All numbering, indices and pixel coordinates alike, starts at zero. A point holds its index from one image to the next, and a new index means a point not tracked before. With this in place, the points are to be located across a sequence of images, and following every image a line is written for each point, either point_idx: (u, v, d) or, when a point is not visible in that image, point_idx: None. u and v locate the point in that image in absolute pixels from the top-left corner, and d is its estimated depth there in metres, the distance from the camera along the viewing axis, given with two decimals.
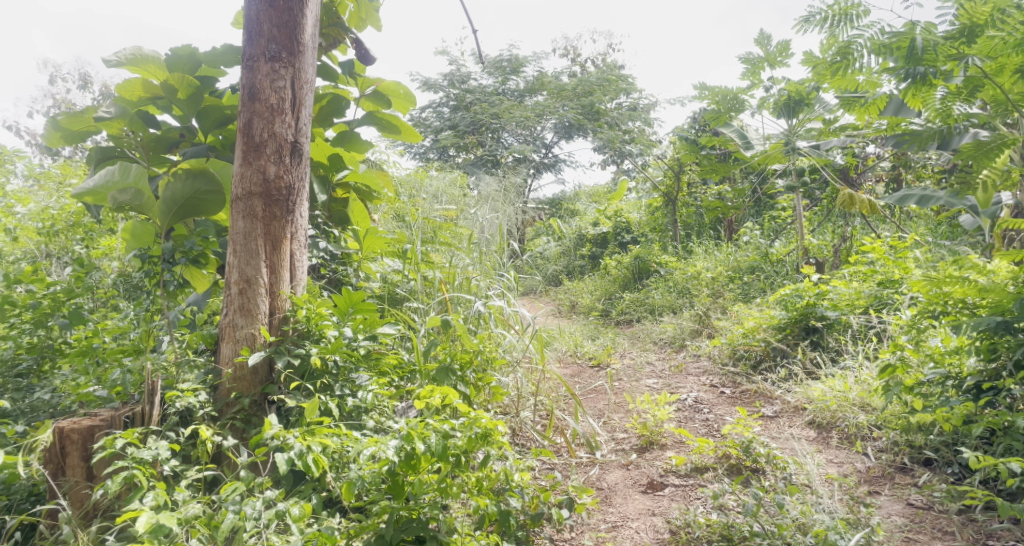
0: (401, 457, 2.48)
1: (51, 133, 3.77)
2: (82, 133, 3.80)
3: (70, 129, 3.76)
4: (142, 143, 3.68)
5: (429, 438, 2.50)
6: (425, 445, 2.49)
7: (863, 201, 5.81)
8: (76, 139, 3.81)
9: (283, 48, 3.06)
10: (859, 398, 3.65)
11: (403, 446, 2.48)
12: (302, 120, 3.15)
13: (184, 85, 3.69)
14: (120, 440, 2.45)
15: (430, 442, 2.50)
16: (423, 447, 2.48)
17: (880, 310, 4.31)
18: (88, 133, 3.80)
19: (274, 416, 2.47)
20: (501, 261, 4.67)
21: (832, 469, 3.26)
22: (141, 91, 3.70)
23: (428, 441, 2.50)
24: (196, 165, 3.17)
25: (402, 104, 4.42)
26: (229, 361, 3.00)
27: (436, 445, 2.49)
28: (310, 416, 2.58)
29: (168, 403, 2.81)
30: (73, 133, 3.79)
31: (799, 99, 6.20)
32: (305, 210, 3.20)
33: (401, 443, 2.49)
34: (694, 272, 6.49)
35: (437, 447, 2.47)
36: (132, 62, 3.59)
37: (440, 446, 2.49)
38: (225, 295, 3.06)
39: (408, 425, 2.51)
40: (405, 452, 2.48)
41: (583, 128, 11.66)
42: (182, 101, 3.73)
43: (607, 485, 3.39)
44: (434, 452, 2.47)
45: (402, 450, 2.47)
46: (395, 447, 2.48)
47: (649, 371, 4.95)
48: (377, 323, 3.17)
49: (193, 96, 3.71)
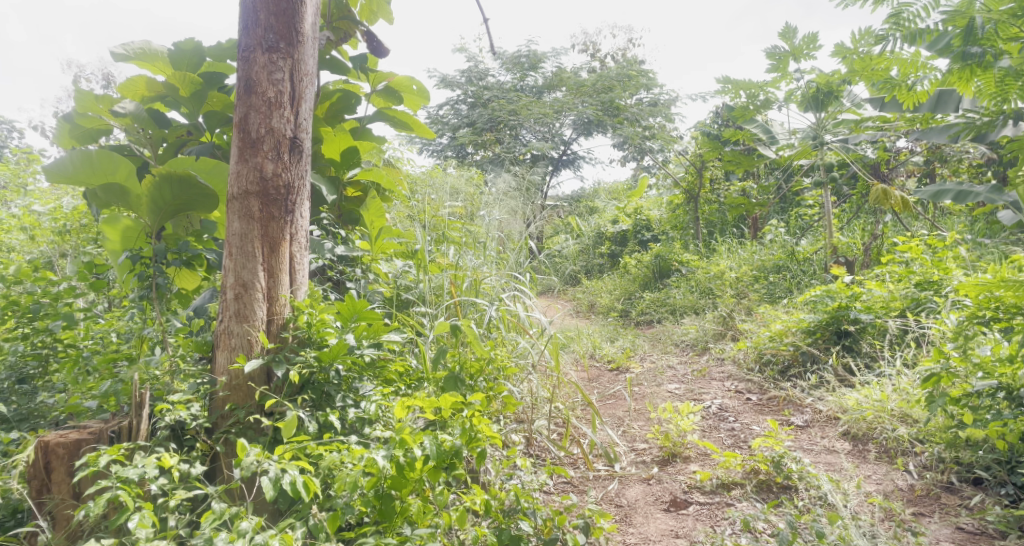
0: (393, 467, 2.31)
1: (64, 130, 3.69)
2: (94, 132, 3.69)
3: (82, 126, 3.66)
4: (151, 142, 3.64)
5: (424, 442, 2.33)
6: (420, 450, 2.32)
7: (897, 198, 5.53)
8: (87, 138, 3.70)
9: (281, 38, 2.87)
10: (899, 408, 3.41)
11: (394, 455, 2.31)
12: (302, 115, 2.97)
13: (187, 82, 3.57)
14: (105, 457, 2.27)
15: (425, 447, 2.33)
16: (418, 452, 2.31)
17: (918, 313, 4.08)
18: (99, 132, 3.70)
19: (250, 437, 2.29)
20: (517, 261, 4.52)
21: (871, 488, 3.04)
22: (144, 90, 3.65)
23: (423, 446, 2.34)
24: (179, 170, 3.01)
25: (414, 99, 4.26)
26: (225, 371, 2.82)
27: (431, 448, 2.33)
28: (289, 434, 2.40)
29: (157, 416, 2.64)
30: (83, 132, 3.68)
31: (828, 91, 5.86)
32: (307, 210, 3.02)
33: (391, 452, 2.32)
34: (717, 271, 6.25)
35: (433, 450, 2.31)
36: (140, 56, 3.63)
37: (436, 448, 2.33)
38: (221, 300, 2.89)
39: (398, 432, 2.35)
40: (398, 462, 2.31)
41: (602, 125, 11.34)
42: (185, 99, 3.60)
43: (627, 502, 3.19)
44: (430, 456, 2.31)
45: (395, 458, 2.31)
46: (386, 456, 2.30)
47: (670, 376, 4.73)
48: (383, 330, 3.00)
49: (197, 93, 3.56)
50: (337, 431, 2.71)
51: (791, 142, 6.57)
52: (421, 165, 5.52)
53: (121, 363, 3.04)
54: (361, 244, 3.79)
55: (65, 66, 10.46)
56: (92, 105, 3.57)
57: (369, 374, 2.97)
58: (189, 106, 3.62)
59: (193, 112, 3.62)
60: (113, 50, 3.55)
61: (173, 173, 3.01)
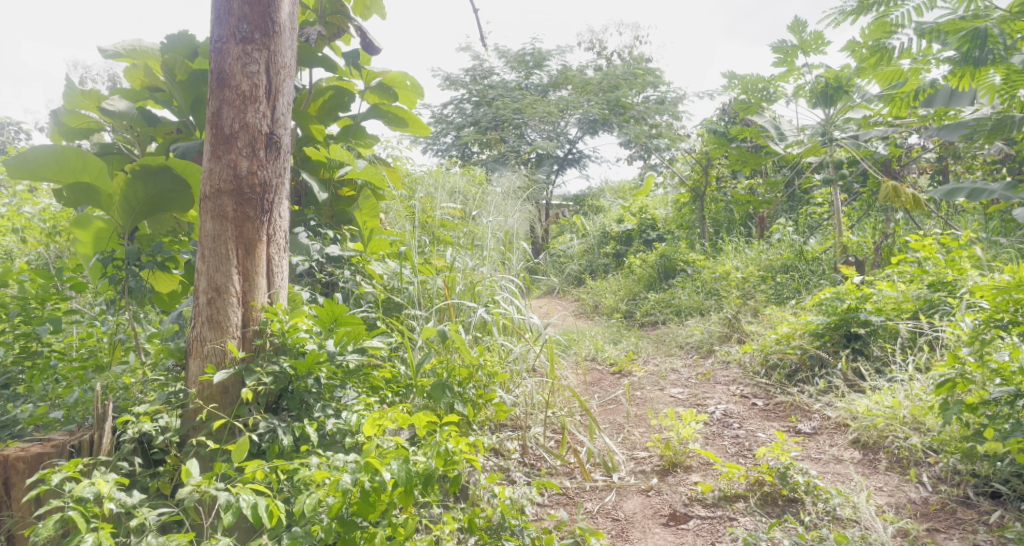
0: (360, 492, 2.17)
1: (53, 129, 3.61)
2: (83, 131, 3.60)
3: (70, 125, 3.58)
4: (140, 139, 3.54)
5: (392, 466, 2.18)
6: (387, 474, 2.17)
7: (908, 195, 5.34)
8: (75, 136, 3.62)
9: (255, 28, 2.73)
10: (911, 416, 3.24)
11: (360, 480, 2.17)
12: (280, 110, 2.82)
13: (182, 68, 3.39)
14: (59, 475, 2.11)
15: (392, 470, 2.18)
16: (384, 477, 2.15)
17: (931, 315, 3.91)
18: (88, 131, 3.60)
19: (195, 463, 2.19)
20: (514, 261, 4.37)
21: (882, 501, 2.88)
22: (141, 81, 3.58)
23: (390, 469, 2.18)
24: (153, 162, 2.91)
25: (410, 96, 4.11)
26: (197, 380, 2.69)
27: (399, 472, 2.17)
28: (242, 457, 2.27)
29: (122, 430, 2.50)
30: (71, 130, 3.60)
31: (838, 87, 5.70)
32: (285, 210, 2.88)
33: (356, 476, 2.18)
34: (723, 271, 6.06)
35: (401, 475, 2.15)
36: (131, 53, 3.53)
37: (405, 472, 2.17)
38: (194, 305, 2.75)
39: (364, 454, 2.19)
40: (363, 487, 2.17)
41: (608, 123, 11.12)
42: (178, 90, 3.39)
43: (624, 515, 3.02)
44: (398, 480, 2.16)
45: (361, 483, 2.16)
46: (349, 480, 2.16)
47: (673, 379, 4.55)
48: (364, 336, 2.85)
49: (189, 83, 3.36)
50: (313, 444, 2.57)
51: (799, 139, 6.31)
52: (420, 163, 5.39)
53: (90, 373, 2.91)
54: (351, 245, 3.64)
55: (69, 67, 10.35)
56: (80, 101, 3.48)
57: (353, 382, 2.82)
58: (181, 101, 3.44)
59: (185, 108, 3.44)
60: (103, 46, 3.45)
61: (145, 168, 2.89)
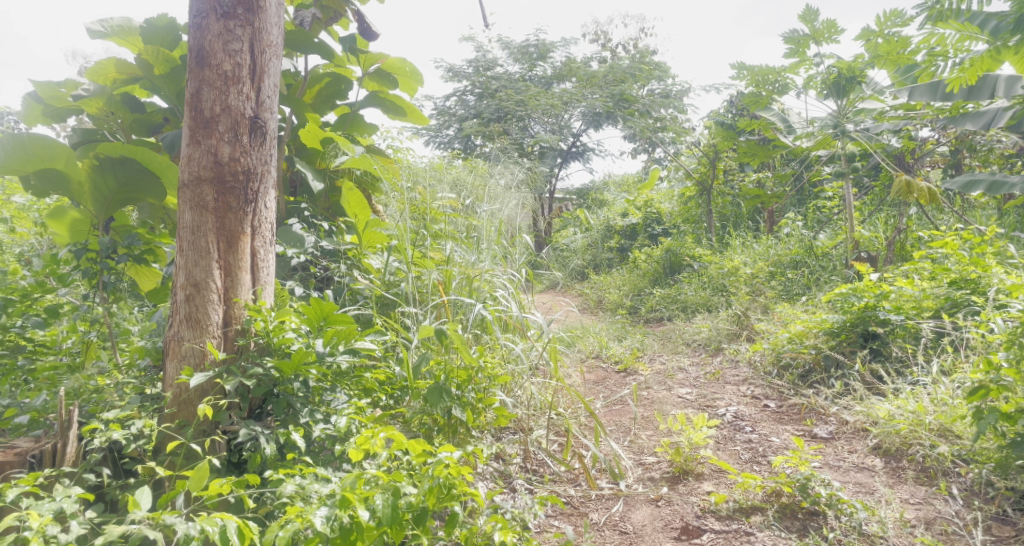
0: (338, 529, 1.99)
1: (32, 107, 3.36)
2: (65, 112, 3.37)
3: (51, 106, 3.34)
4: (123, 127, 3.32)
5: (374, 502, 2.00)
6: (368, 511, 2.00)
7: (922, 189, 5.09)
8: (59, 118, 3.38)
9: (238, 3, 2.53)
10: (938, 423, 3.05)
11: (337, 515, 1.98)
12: (265, 92, 2.62)
13: (161, 60, 3.17)
14: (15, 491, 1.93)
15: (376, 506, 2.01)
16: (365, 515, 1.98)
17: (954, 314, 3.72)
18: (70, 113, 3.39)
19: (145, 493, 2.00)
20: (514, 255, 4.17)
21: (910, 516, 2.70)
22: (116, 67, 3.27)
23: (372, 504, 2.01)
24: (113, 150, 2.73)
25: (409, 83, 3.90)
26: (173, 382, 2.51)
27: (383, 509, 2.00)
28: (202, 484, 2.03)
29: (88, 438, 2.33)
30: (55, 112, 3.37)
31: (851, 77, 5.47)
32: (272, 200, 2.68)
33: (333, 512, 1.99)
34: (731, 267, 5.85)
35: (384, 514, 1.98)
36: (118, 34, 3.28)
37: (389, 511, 2.00)
38: (172, 301, 2.57)
39: (342, 488, 2.00)
40: (342, 523, 1.98)
41: (613, 116, 10.88)
42: (161, 79, 3.20)
43: (633, 528, 2.84)
44: (380, 519, 1.98)
45: (338, 520, 1.97)
46: (326, 518, 1.97)
47: (681, 379, 4.35)
48: (355, 335, 2.64)
49: (173, 74, 3.18)
50: (299, 452, 2.40)
51: (810, 132, 6.10)
52: (419, 153, 5.20)
53: (63, 373, 2.74)
54: (348, 238, 3.44)
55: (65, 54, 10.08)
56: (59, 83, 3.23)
57: (344, 384, 2.63)
58: (166, 89, 3.24)
59: (169, 97, 3.26)
60: (89, 27, 3.21)
61: (106, 157, 2.70)
